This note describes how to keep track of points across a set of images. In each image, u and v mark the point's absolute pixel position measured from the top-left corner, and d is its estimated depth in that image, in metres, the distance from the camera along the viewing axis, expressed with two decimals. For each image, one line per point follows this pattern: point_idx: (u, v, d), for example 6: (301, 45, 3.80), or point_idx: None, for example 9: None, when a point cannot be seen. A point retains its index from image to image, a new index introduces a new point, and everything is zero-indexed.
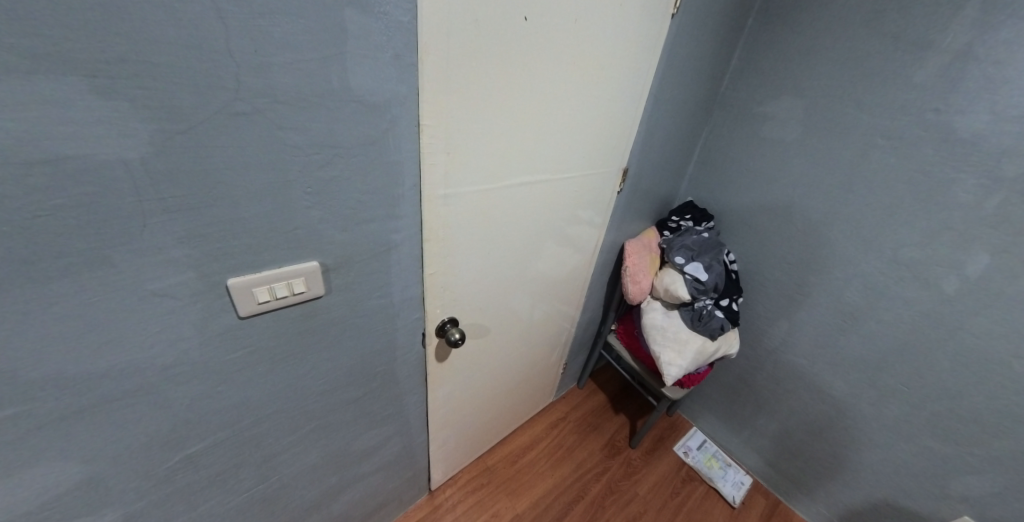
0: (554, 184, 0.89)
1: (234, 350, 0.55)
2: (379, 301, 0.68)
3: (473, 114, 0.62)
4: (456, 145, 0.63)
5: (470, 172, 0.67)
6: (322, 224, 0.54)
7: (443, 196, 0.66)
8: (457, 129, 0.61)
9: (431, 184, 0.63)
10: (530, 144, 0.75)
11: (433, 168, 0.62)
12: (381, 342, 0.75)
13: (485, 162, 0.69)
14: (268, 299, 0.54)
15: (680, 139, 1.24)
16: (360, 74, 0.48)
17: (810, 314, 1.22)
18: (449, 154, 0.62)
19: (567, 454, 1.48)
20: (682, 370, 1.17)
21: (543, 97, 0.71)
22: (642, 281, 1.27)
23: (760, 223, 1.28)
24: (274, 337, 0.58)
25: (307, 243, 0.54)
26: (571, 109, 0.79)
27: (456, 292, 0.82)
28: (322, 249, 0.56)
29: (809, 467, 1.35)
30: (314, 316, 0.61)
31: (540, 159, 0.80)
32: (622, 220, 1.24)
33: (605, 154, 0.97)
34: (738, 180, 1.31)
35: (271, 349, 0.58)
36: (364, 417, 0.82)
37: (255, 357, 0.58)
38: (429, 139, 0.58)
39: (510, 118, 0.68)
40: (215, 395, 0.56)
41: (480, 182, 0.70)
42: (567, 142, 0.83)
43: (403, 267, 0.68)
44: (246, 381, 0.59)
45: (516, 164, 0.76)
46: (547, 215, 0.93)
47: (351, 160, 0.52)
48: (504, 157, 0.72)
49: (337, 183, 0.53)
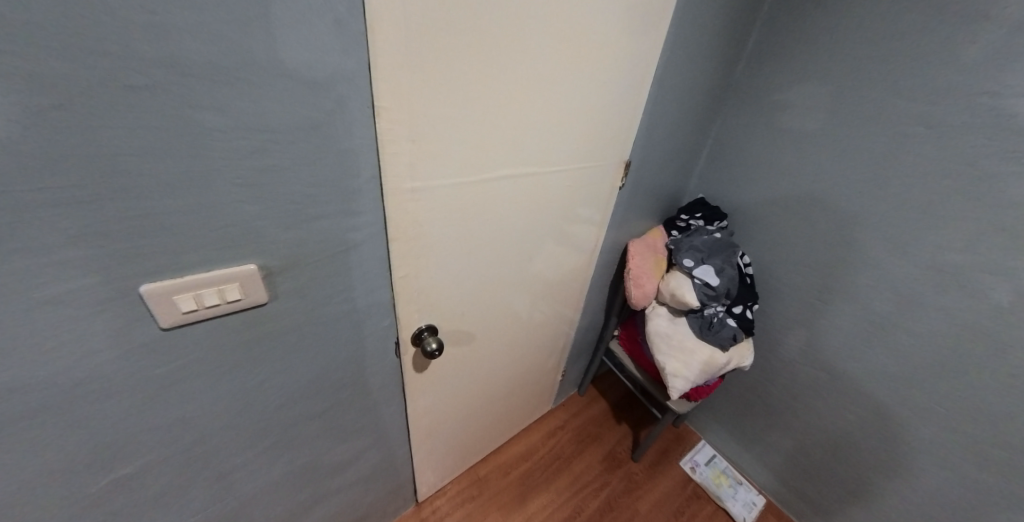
0: (544, 178, 0.80)
1: (162, 364, 0.48)
2: (339, 307, 0.61)
3: (445, 97, 0.54)
4: (425, 134, 0.55)
5: (443, 164, 0.59)
6: (260, 221, 0.47)
7: (411, 190, 0.58)
8: (424, 114, 0.53)
9: (397, 176, 0.55)
10: (514, 134, 0.67)
11: (395, 156, 0.54)
12: (346, 352, 0.68)
13: (461, 153, 0.61)
14: (196, 308, 0.47)
15: (688, 132, 1.14)
16: (293, 42, 0.40)
17: (832, 324, 1.10)
18: (415, 143, 0.55)
19: (564, 465, 1.40)
20: (688, 382, 1.09)
21: (528, 78, 0.63)
22: (646, 285, 1.17)
23: (777, 222, 1.16)
24: (212, 348, 0.51)
25: (241, 243, 0.47)
26: (562, 95, 0.70)
27: (435, 297, 0.75)
28: (262, 250, 0.49)
29: (828, 490, 1.24)
30: (260, 324, 0.54)
31: (527, 150, 0.72)
32: (625, 219, 1.14)
33: (603, 144, 0.88)
34: (754, 176, 1.19)
35: (209, 362, 0.52)
36: (333, 430, 0.76)
37: (191, 371, 0.51)
38: (389, 123, 0.51)
39: (490, 104, 0.60)
40: (145, 413, 0.50)
41: (456, 175, 0.62)
42: (556, 130, 0.75)
43: (366, 271, 0.61)
44: (182, 397, 0.52)
45: (498, 154, 0.67)
46: (537, 213, 0.85)
47: (289, 146, 0.45)
48: (484, 148, 0.64)
49: (275, 174, 0.45)
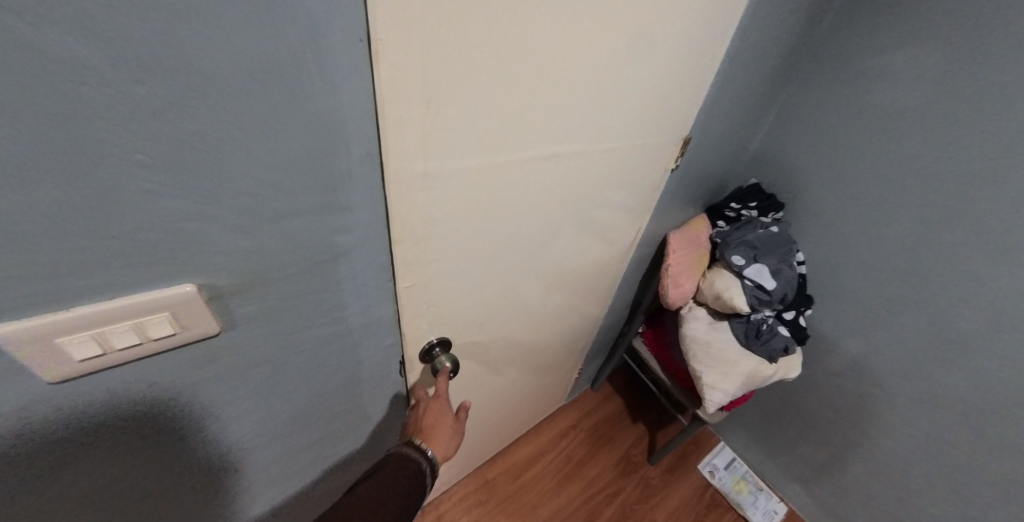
0: (587, 156, 0.62)
1: (69, 425, 0.34)
2: (327, 329, 0.47)
3: (479, 36, 0.35)
4: (446, 95, 0.36)
5: (466, 137, 0.41)
6: (198, 224, 0.30)
7: (421, 175, 0.40)
8: (448, 63, 0.34)
9: (403, 157, 0.38)
10: (561, 97, 0.48)
11: (402, 125, 0.35)
12: (340, 378, 0.54)
13: (491, 123, 0.43)
14: (105, 351, 0.31)
15: (752, 104, 0.94)
16: None
17: (899, 338, 0.96)
18: (430, 106, 0.36)
19: (577, 469, 1.31)
20: (727, 395, 0.96)
21: (591, 15, 0.43)
22: (685, 283, 1.02)
23: (844, 217, 0.99)
24: (146, 395, 0.37)
25: (167, 256, 0.31)
26: (626, 43, 0.51)
27: (447, 309, 0.59)
28: (207, 267, 0.33)
29: (861, 506, 1.16)
30: (216, 360, 0.39)
31: (574, 120, 0.53)
32: (667, 207, 0.97)
33: (660, 114, 0.69)
34: (823, 159, 0.99)
35: (143, 412, 0.38)
36: (325, 460, 0.64)
37: (118, 426, 0.37)
38: (394, 76, 0.32)
39: (538, 53, 0.41)
40: (59, 483, 0.37)
41: (481, 153, 0.44)
42: (611, 92, 0.56)
43: (362, 283, 0.46)
44: (111, 457, 0.38)
45: (538, 124, 0.49)
46: (572, 198, 0.68)
47: (232, 106, 0.27)
48: (522, 117, 0.46)
49: (212, 151, 0.28)
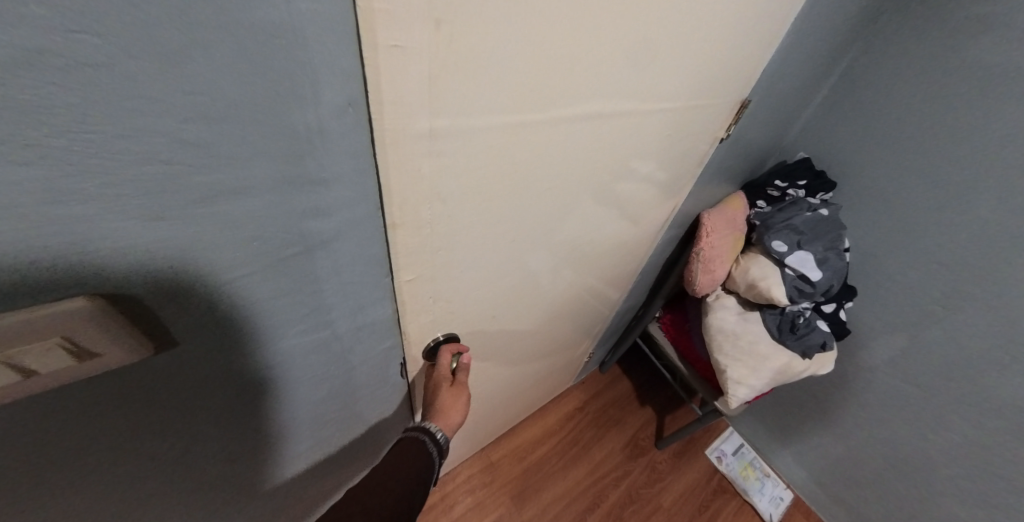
0: (633, 119, 0.50)
1: None
2: (308, 335, 0.37)
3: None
4: (464, 10, 0.24)
5: (490, 82, 0.30)
6: (87, 209, 0.19)
7: (427, 134, 0.29)
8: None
9: (402, 108, 0.26)
10: (617, 32, 0.36)
11: (400, 58, 0.24)
12: (330, 386, 0.45)
13: (525, 63, 0.31)
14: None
15: (816, 64, 0.80)
16: None
17: (949, 337, 0.87)
18: (443, 30, 0.24)
19: (584, 452, 1.28)
20: (753, 391, 0.89)
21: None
22: (716, 270, 0.92)
23: (905, 199, 0.88)
24: (59, 431, 0.27)
25: (26, 260, 0.19)
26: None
27: (455, 303, 0.49)
28: (118, 269, 0.22)
29: (875, 500, 1.13)
30: (157, 383, 0.29)
31: (629, 69, 0.40)
32: (706, 183, 0.85)
33: (724, 67, 0.55)
34: (888, 131, 0.88)
35: (62, 450, 0.28)
36: (316, 466, 0.56)
37: (28, 469, 0.28)
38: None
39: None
40: None
41: (508, 107, 0.33)
42: (677, 32, 0.42)
43: (350, 280, 0.35)
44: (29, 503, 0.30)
45: (583, 70, 0.36)
46: (608, 171, 0.56)
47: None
48: (565, 57, 0.33)
49: (65, 91, 0.16)
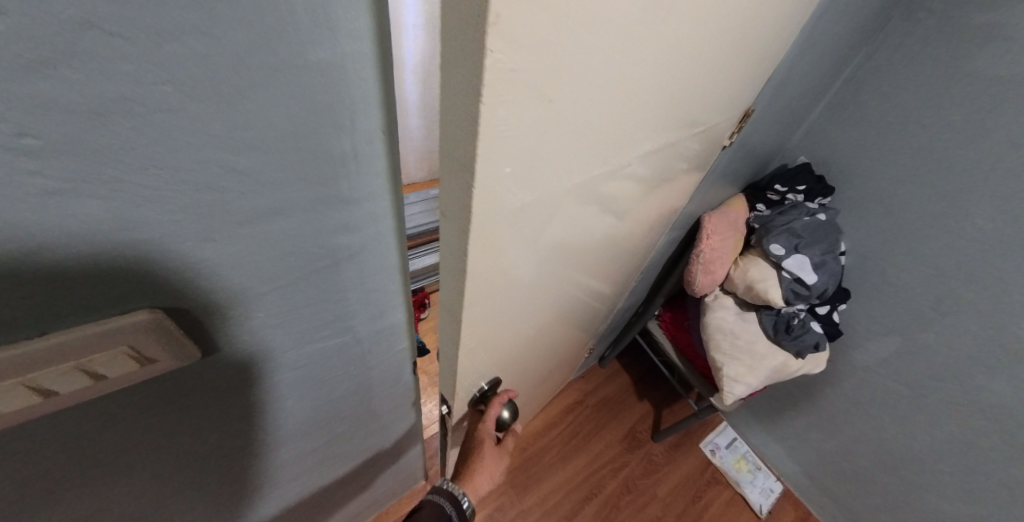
0: (665, 161, 0.50)
1: (23, 465, 0.27)
2: (332, 339, 0.39)
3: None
4: (565, 92, 0.24)
5: (567, 153, 0.29)
6: (152, 233, 0.22)
7: (512, 208, 0.28)
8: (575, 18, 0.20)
9: (496, 186, 0.25)
10: (674, 80, 0.35)
11: (506, 143, 0.22)
12: (349, 385, 0.47)
13: (598, 127, 0.30)
14: (49, 398, 0.23)
15: (821, 71, 0.82)
16: None
17: (941, 339, 0.90)
18: (543, 115, 0.23)
19: (583, 444, 1.31)
20: (749, 389, 0.91)
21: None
22: (717, 271, 0.94)
23: (903, 206, 0.90)
24: (113, 427, 0.30)
25: (102, 277, 0.22)
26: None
27: (501, 339, 0.48)
28: (172, 284, 0.25)
29: (863, 492, 1.17)
30: (197, 383, 0.32)
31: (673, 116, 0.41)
32: (709, 187, 0.87)
33: (735, 104, 0.58)
34: (889, 139, 0.90)
35: (116, 444, 0.31)
36: (332, 459, 0.59)
37: (88, 458, 0.30)
38: (515, 63, 0.19)
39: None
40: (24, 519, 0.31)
41: (576, 171, 0.32)
42: (711, 82, 0.44)
43: (372, 287, 0.37)
44: (86, 489, 0.33)
45: (639, 129, 0.37)
46: (637, 207, 0.55)
47: (159, 54, 0.16)
48: (631, 112, 0.33)
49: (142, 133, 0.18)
